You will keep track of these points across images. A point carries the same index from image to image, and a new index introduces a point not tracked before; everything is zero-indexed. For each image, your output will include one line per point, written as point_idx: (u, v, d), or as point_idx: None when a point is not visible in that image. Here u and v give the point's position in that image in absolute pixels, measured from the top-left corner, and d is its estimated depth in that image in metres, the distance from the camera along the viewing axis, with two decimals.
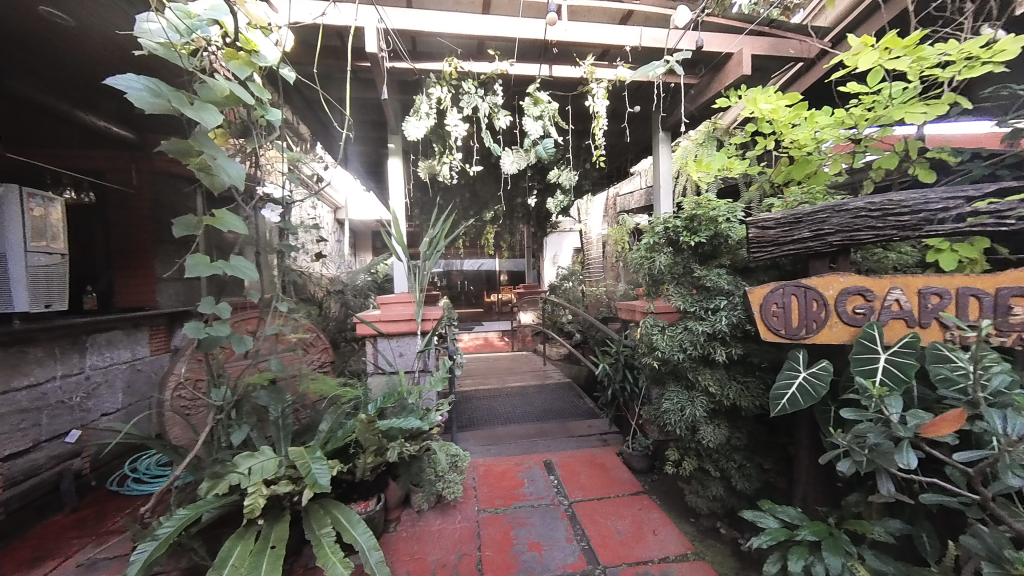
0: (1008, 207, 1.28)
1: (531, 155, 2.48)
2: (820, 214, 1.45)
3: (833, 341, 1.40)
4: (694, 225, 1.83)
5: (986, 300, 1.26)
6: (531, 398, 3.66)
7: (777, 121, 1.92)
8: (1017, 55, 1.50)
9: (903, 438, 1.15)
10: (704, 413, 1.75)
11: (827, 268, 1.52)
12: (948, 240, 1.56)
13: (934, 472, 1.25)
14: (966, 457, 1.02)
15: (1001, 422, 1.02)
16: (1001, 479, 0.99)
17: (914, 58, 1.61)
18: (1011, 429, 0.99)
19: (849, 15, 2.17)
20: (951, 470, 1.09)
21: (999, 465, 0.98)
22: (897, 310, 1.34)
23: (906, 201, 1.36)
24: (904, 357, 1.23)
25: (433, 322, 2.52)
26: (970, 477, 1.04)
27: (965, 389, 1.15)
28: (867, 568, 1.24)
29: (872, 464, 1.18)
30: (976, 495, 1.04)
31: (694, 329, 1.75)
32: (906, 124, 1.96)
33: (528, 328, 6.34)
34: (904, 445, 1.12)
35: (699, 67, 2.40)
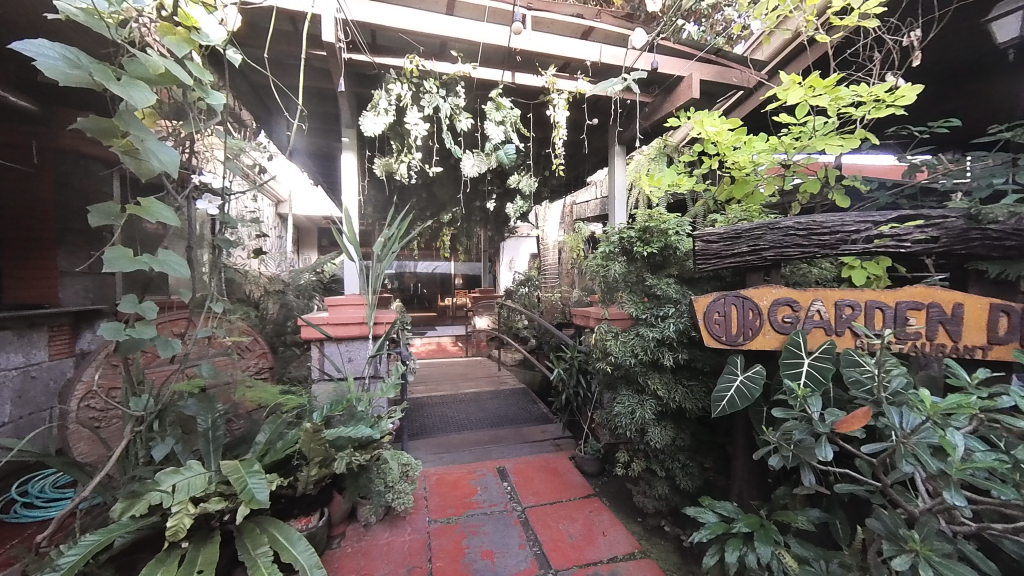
0: (906, 232, 1.44)
1: (492, 160, 2.48)
2: (756, 231, 1.58)
3: (766, 348, 1.52)
4: (647, 236, 1.93)
5: (888, 312, 1.42)
6: (485, 404, 3.64)
7: (720, 143, 2.07)
8: (914, 101, 1.73)
9: (822, 433, 1.25)
10: (653, 415, 1.84)
11: (762, 281, 1.66)
12: (859, 258, 1.75)
13: (848, 464, 1.39)
14: (873, 449, 1.09)
15: (898, 418, 1.11)
16: (900, 468, 1.09)
17: (833, 97, 1.81)
18: (905, 424, 1.08)
19: (782, 51, 2.40)
20: (860, 462, 1.18)
21: (896, 454, 1.07)
22: (818, 320, 1.48)
23: (828, 223, 1.52)
24: (824, 362, 1.36)
25: (385, 327, 2.43)
26: (875, 467, 1.15)
27: (872, 389, 1.27)
28: (793, 555, 1.35)
29: (797, 458, 1.28)
30: (879, 484, 1.14)
31: (644, 335, 1.83)
32: (827, 154, 2.19)
33: (482, 333, 6.32)
34: (823, 440, 1.21)
35: (653, 87, 2.54)
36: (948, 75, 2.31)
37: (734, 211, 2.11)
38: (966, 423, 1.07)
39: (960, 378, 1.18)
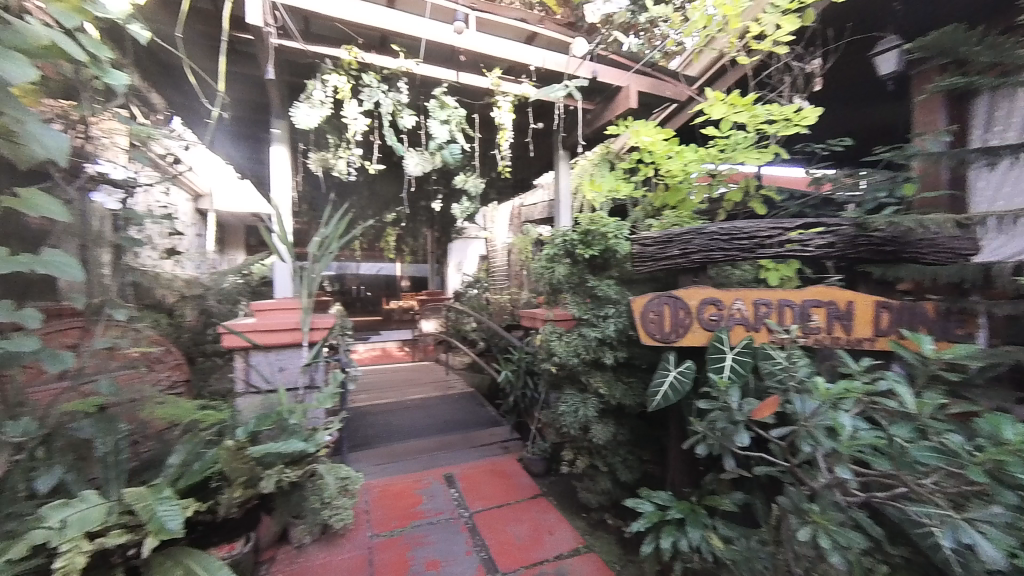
0: (811, 238, 1.61)
1: (437, 159, 2.43)
2: (686, 236, 1.69)
3: (696, 344, 1.63)
4: (589, 239, 1.99)
5: (795, 309, 1.58)
6: (432, 410, 3.56)
7: (655, 153, 2.20)
8: (814, 122, 1.97)
9: (740, 421, 1.36)
10: (595, 413, 1.91)
11: (692, 282, 1.78)
12: (773, 261, 1.94)
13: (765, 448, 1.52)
14: (784, 434, 1.18)
15: (800, 404, 1.20)
16: (802, 449, 1.17)
17: (750, 114, 2.00)
18: (805, 409, 1.18)
19: (710, 69, 2.59)
20: (773, 445, 1.29)
21: (797, 436, 1.18)
22: (739, 317, 1.61)
23: (748, 228, 1.65)
24: (743, 356, 1.49)
25: (322, 333, 2.29)
26: (785, 450, 1.26)
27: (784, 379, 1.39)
28: (719, 536, 1.46)
29: (719, 445, 1.39)
30: (787, 464, 1.26)
31: (586, 334, 1.89)
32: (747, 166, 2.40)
33: (429, 337, 6.19)
34: (740, 427, 1.32)
35: (593, 95, 2.63)
36: (841, 102, 2.64)
37: (667, 217, 2.25)
38: (852, 405, 1.18)
39: (848, 365, 1.32)
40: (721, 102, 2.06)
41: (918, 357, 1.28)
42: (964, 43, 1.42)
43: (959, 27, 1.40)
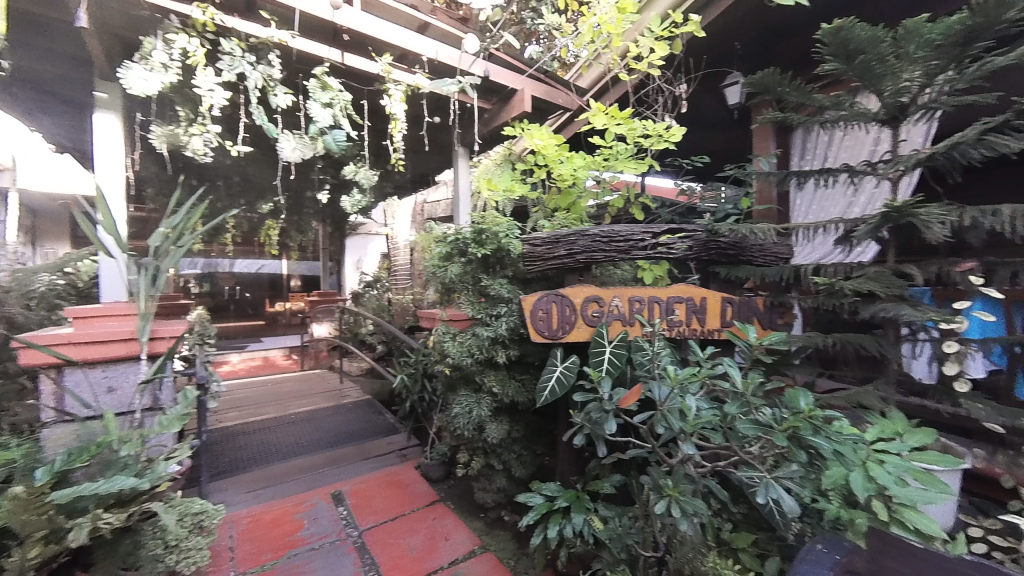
0: (674, 242, 1.80)
1: (318, 146, 2.20)
2: (572, 237, 1.78)
3: (580, 340, 1.73)
4: (482, 238, 1.97)
5: (662, 304, 1.76)
6: (320, 424, 3.23)
7: (547, 155, 2.26)
8: (680, 139, 2.20)
9: (610, 409, 1.40)
10: (489, 412, 1.91)
11: (578, 281, 1.88)
12: (648, 263, 2.15)
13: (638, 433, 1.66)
14: (636, 413, 1.29)
15: (657, 391, 1.26)
16: (658, 432, 1.23)
17: (628, 127, 2.17)
18: (660, 396, 1.23)
19: (598, 82, 2.77)
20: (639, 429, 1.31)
21: (653, 420, 1.23)
22: (618, 313, 1.74)
23: (624, 232, 1.80)
24: (620, 349, 1.61)
25: (166, 344, 1.91)
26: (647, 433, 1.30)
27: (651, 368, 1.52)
28: (600, 518, 1.57)
29: (593, 433, 1.42)
30: (649, 446, 1.30)
31: (479, 334, 1.88)
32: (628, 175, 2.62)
33: (321, 343, 5.65)
34: (610, 415, 1.36)
35: (490, 95, 2.64)
36: (703, 126, 3.03)
37: (559, 219, 2.34)
38: (698, 390, 1.28)
39: (696, 353, 1.46)
40: (603, 114, 2.22)
41: (745, 345, 1.42)
42: (780, 84, 1.60)
43: (775, 71, 1.56)
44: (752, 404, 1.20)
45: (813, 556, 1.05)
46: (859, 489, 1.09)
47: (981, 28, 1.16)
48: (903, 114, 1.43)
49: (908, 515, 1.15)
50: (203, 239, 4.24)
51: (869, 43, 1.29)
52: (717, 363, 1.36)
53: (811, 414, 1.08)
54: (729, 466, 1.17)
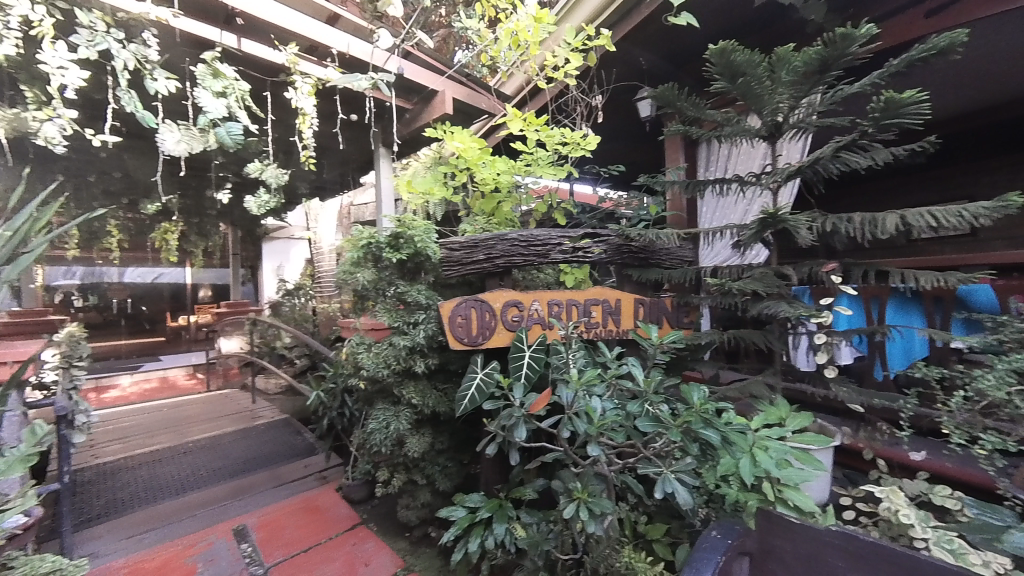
0: (589, 246, 1.86)
1: (210, 140, 1.96)
2: (489, 242, 1.76)
3: (500, 345, 1.70)
4: (397, 243, 1.87)
5: (579, 307, 1.80)
6: (225, 450, 2.88)
7: (468, 159, 2.22)
8: (595, 147, 2.27)
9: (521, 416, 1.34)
10: (408, 425, 1.82)
11: (499, 286, 1.86)
12: (569, 266, 2.19)
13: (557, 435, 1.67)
14: (536, 413, 1.30)
15: (566, 397, 1.26)
16: (567, 436, 1.23)
17: (546, 133, 2.21)
18: (567, 402, 1.23)
19: (521, 91, 2.81)
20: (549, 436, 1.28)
21: (563, 424, 1.23)
22: (537, 317, 1.75)
23: (541, 236, 1.82)
24: (539, 353, 1.60)
25: (6, 370, 1.62)
26: (556, 439, 1.25)
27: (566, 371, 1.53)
28: (522, 525, 1.54)
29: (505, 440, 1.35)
30: (563, 451, 1.27)
31: (396, 343, 1.79)
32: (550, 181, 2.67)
33: (231, 359, 5.11)
34: (520, 421, 1.30)
35: (410, 95, 2.55)
36: (620, 137, 3.19)
37: (482, 223, 2.31)
38: (606, 391, 1.31)
39: (605, 354, 1.50)
40: (521, 119, 2.24)
41: (649, 344, 1.50)
42: (679, 99, 1.70)
43: (674, 87, 1.66)
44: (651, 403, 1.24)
45: (708, 542, 1.10)
46: (747, 475, 1.17)
47: (832, 59, 1.32)
48: (779, 132, 1.59)
49: (788, 493, 1.22)
50: (76, 244, 3.64)
51: (748, 66, 1.42)
52: (621, 364, 1.41)
53: (703, 407, 1.14)
54: (633, 463, 1.20)
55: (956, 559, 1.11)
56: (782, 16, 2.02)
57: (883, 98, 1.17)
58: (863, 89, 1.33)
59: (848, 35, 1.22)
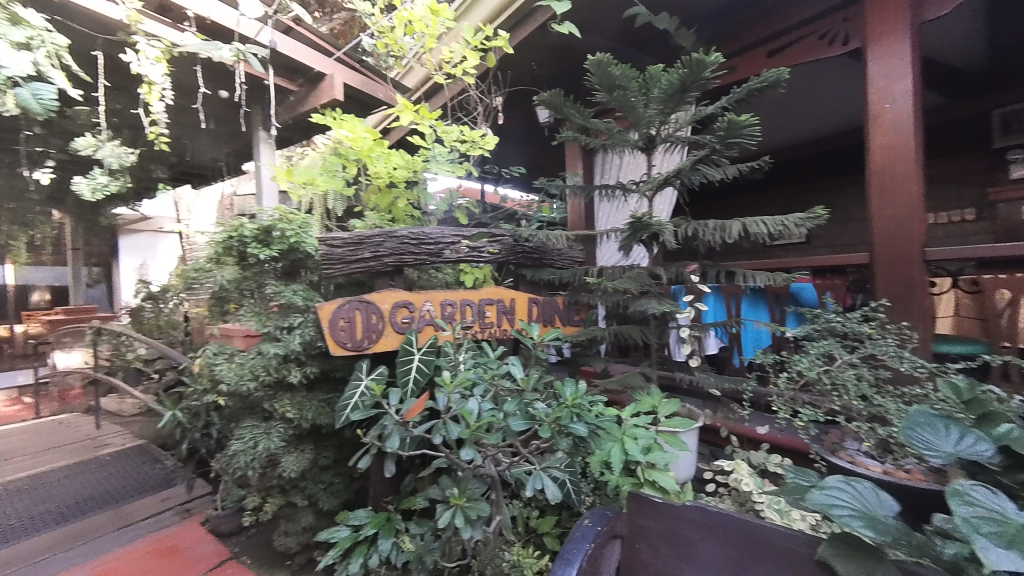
0: (481, 246, 1.86)
1: (7, 102, 1.56)
2: (376, 238, 1.66)
3: (389, 349, 1.60)
4: (267, 238, 1.70)
5: (474, 306, 1.77)
6: (49, 492, 2.32)
7: (359, 149, 2.06)
8: (494, 147, 2.27)
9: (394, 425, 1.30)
10: (282, 443, 1.65)
11: (389, 286, 1.75)
12: (468, 266, 2.17)
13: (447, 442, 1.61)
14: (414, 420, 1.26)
15: (443, 400, 1.24)
16: (440, 439, 1.20)
17: (441, 129, 2.14)
18: (442, 405, 1.23)
19: (424, 85, 2.69)
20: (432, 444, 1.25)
21: (435, 429, 1.19)
22: (429, 318, 1.68)
23: (433, 235, 1.76)
24: (430, 356, 1.51)
25: None
26: (436, 444, 1.23)
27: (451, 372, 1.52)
28: (410, 537, 1.47)
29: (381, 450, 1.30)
30: (444, 457, 1.24)
31: (266, 351, 1.61)
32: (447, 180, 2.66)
33: (71, 378, 4.17)
34: (395, 431, 1.25)
35: (294, 75, 2.32)
36: (524, 140, 3.27)
37: (376, 219, 2.18)
38: (486, 393, 1.32)
39: (488, 353, 1.53)
40: (413, 110, 2.10)
41: (530, 342, 1.56)
42: (565, 106, 1.77)
43: (561, 94, 1.72)
44: (527, 401, 1.26)
45: (580, 532, 1.14)
46: (617, 462, 1.26)
47: (691, 82, 1.44)
48: (653, 145, 1.71)
49: (655, 476, 1.36)
50: None
51: (624, 80, 1.52)
52: (504, 363, 1.43)
53: (573, 402, 1.21)
54: (511, 462, 1.23)
55: (781, 516, 1.32)
56: (656, 41, 2.24)
57: (726, 120, 1.34)
58: (716, 110, 1.50)
59: (700, 60, 1.36)
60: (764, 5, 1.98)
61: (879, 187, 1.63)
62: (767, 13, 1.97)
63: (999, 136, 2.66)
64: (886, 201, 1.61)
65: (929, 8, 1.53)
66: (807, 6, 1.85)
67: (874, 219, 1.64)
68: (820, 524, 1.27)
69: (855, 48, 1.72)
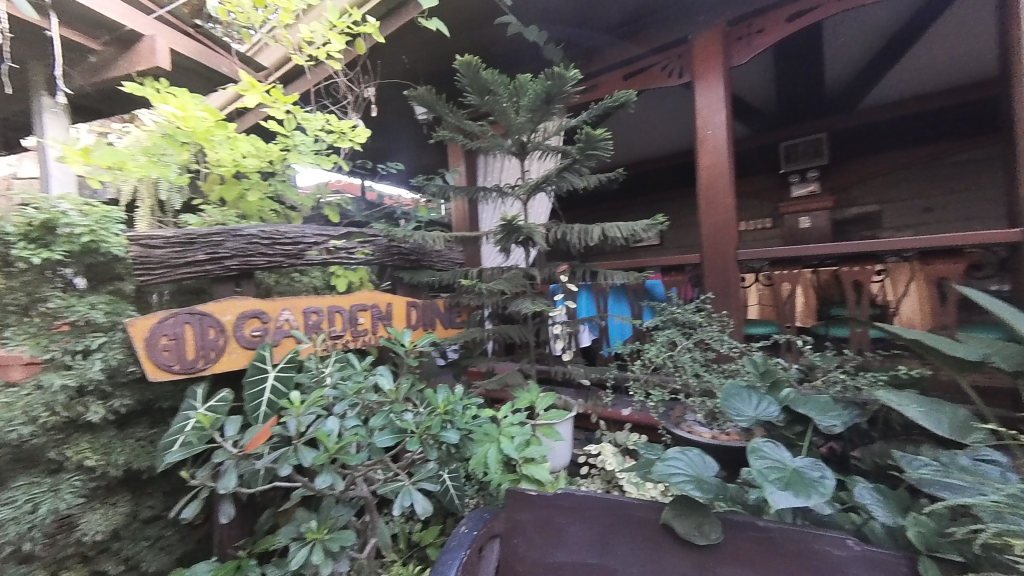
0: (351, 246, 1.72)
1: None
2: (214, 237, 1.39)
3: (233, 368, 1.35)
4: (45, 237, 1.33)
5: (344, 314, 1.61)
6: None
7: (192, 131, 1.67)
8: (365, 141, 2.10)
9: (229, 463, 1.12)
10: (77, 500, 1.32)
11: (234, 293, 1.50)
12: (341, 268, 1.96)
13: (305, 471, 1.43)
14: (255, 453, 1.14)
15: (291, 424, 1.13)
16: (285, 470, 1.08)
17: (300, 117, 1.91)
18: (292, 429, 1.11)
19: (281, 69, 2.33)
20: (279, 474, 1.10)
21: (278, 460, 1.07)
22: (288, 329, 1.47)
23: (289, 232, 1.56)
24: (287, 372, 1.33)
25: None
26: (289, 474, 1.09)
27: (310, 389, 1.36)
28: None
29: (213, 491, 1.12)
30: (298, 485, 1.11)
31: (48, 385, 1.27)
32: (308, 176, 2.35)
33: None
34: (231, 468, 1.09)
35: (94, 31, 1.84)
36: (401, 135, 3.15)
37: (218, 214, 1.83)
38: (349, 410, 1.24)
39: (354, 364, 1.43)
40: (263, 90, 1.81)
41: (402, 347, 1.52)
42: (438, 104, 1.72)
43: (433, 90, 1.67)
44: (394, 413, 1.23)
45: (455, 541, 1.09)
46: (493, 463, 1.28)
47: (554, 94, 1.51)
48: (526, 151, 1.76)
49: (531, 471, 1.40)
50: None
51: (494, 84, 1.54)
52: (372, 374, 1.36)
53: (444, 408, 1.23)
54: (377, 486, 1.20)
55: (637, 488, 1.48)
56: (524, 53, 2.35)
57: (584, 133, 1.46)
58: (578, 123, 1.62)
59: (562, 74, 1.44)
60: (613, 34, 2.22)
61: (705, 199, 1.95)
62: (616, 42, 2.22)
63: (785, 162, 3.33)
64: (710, 210, 1.94)
65: (735, 55, 1.89)
66: (649, 38, 2.09)
67: (703, 226, 1.96)
68: (666, 489, 1.49)
69: (687, 81, 2.02)
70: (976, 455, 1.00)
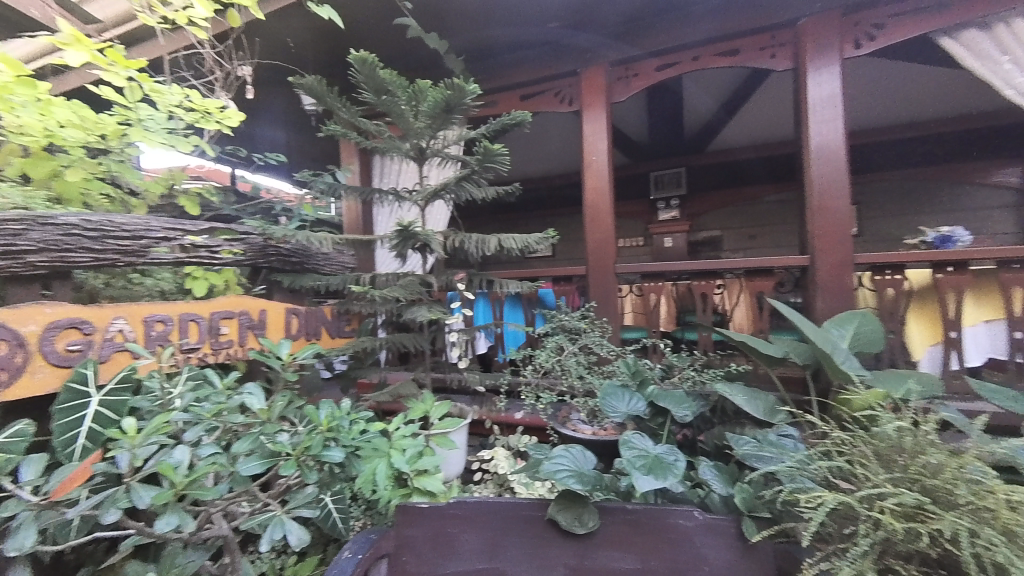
0: (216, 244, 1.49)
1: None
2: (11, 225, 1.08)
3: (34, 394, 1.05)
4: None
5: (201, 323, 1.38)
6: None
7: None
8: (238, 125, 1.83)
9: (23, 517, 0.87)
10: None
11: (39, 297, 1.18)
12: (200, 268, 1.66)
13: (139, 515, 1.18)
14: (66, 499, 0.91)
15: (121, 459, 0.92)
16: (110, 517, 0.88)
17: (148, 88, 1.59)
18: (123, 465, 0.91)
19: (123, 25, 1.98)
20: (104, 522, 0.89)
21: (101, 505, 0.87)
22: (122, 342, 1.21)
23: (129, 224, 1.28)
24: (119, 394, 1.12)
25: None
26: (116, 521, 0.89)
27: (152, 413, 1.14)
28: None
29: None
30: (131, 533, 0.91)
31: None
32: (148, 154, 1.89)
33: None
34: (27, 522, 0.85)
35: None
36: (284, 123, 2.84)
37: (18, 195, 1.42)
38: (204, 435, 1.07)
39: (214, 383, 1.24)
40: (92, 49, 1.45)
41: (276, 360, 1.36)
42: (327, 95, 1.59)
43: (323, 81, 1.54)
44: (264, 434, 1.09)
45: (335, 569, 1.01)
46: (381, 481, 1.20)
47: (454, 104, 1.50)
48: (424, 157, 1.74)
49: (421, 485, 1.33)
50: None
51: (391, 86, 1.49)
52: (238, 393, 1.19)
53: (326, 426, 1.12)
54: (239, 521, 1.05)
55: (526, 489, 1.54)
56: (425, 58, 2.33)
57: (483, 146, 1.49)
58: (477, 135, 1.66)
59: (461, 86, 1.44)
60: (511, 55, 2.33)
61: (591, 216, 2.16)
62: (513, 63, 2.33)
63: (655, 190, 3.90)
64: (594, 226, 2.15)
65: (616, 92, 2.13)
66: (543, 66, 2.25)
67: (588, 240, 2.16)
68: (552, 486, 1.58)
69: (576, 109, 2.22)
70: (780, 432, 1.28)
